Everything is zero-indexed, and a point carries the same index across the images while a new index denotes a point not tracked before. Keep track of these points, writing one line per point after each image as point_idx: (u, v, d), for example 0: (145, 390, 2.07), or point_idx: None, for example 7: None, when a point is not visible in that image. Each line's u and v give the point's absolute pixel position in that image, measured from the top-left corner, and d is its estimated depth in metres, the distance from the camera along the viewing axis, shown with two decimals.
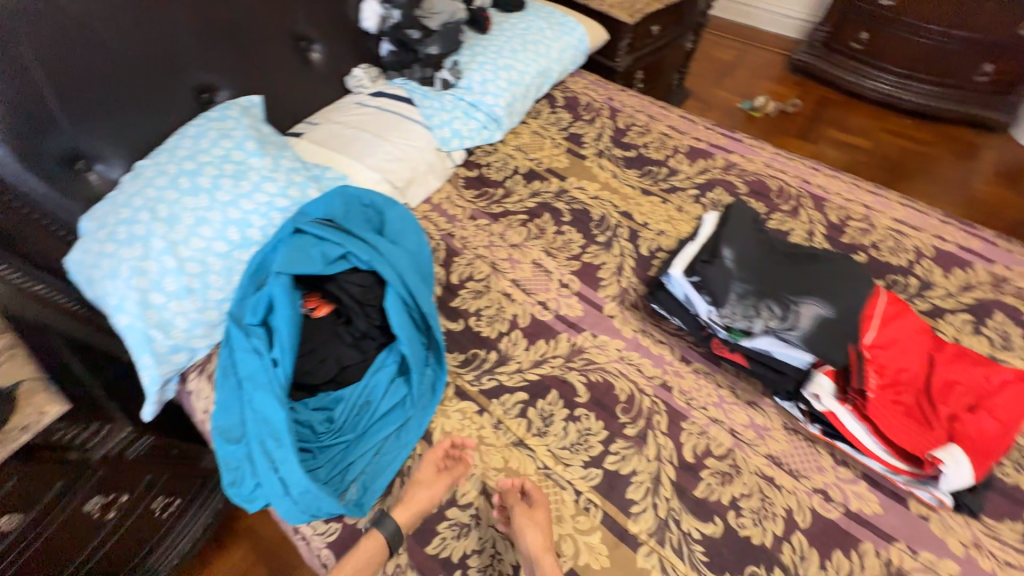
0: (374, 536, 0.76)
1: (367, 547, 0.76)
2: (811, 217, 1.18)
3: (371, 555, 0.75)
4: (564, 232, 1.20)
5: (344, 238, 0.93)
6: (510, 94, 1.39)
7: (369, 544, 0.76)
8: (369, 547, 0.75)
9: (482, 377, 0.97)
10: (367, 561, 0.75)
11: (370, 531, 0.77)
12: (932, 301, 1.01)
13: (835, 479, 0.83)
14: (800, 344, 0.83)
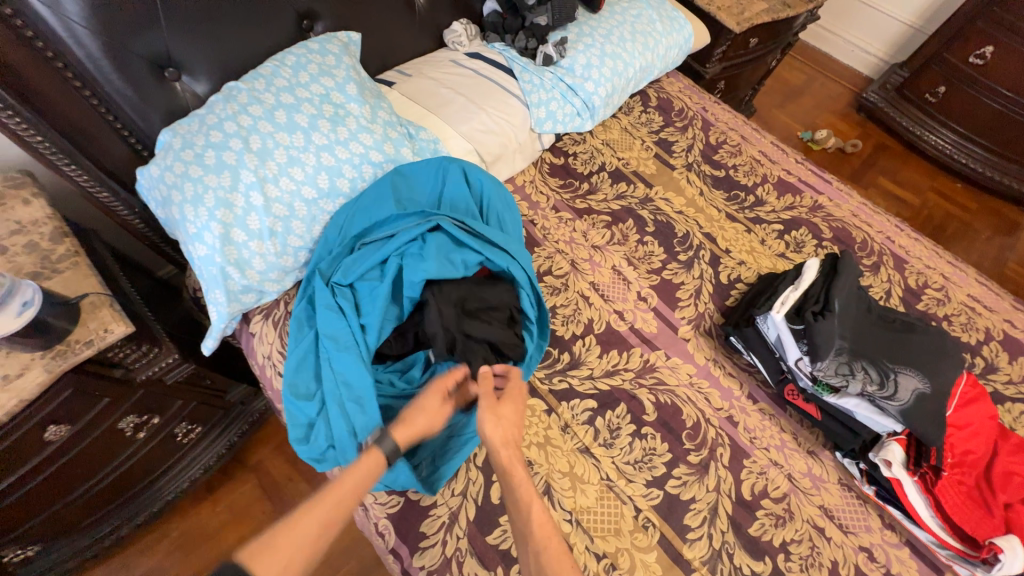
0: (373, 453, 0.73)
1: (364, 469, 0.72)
2: (891, 276, 1.17)
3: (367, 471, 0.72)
4: (645, 242, 1.17)
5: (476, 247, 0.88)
6: (611, 85, 1.32)
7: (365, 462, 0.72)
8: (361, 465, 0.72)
9: (554, 377, 0.96)
10: (362, 480, 0.71)
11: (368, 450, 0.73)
12: (995, 385, 1.03)
13: (881, 541, 0.86)
14: (896, 418, 0.84)
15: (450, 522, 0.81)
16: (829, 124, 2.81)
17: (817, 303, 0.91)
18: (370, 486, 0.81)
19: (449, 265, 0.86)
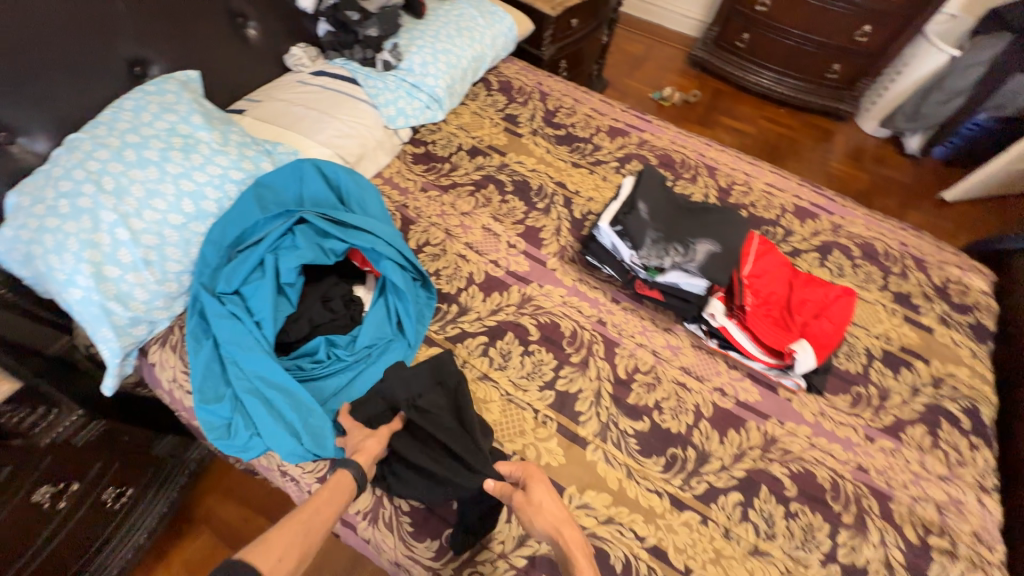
0: (342, 473, 0.79)
1: (336, 487, 0.77)
2: (706, 182, 1.43)
3: (342, 493, 0.77)
4: (508, 201, 1.34)
5: (345, 233, 0.99)
6: (450, 77, 1.49)
7: (337, 482, 0.78)
8: (334, 486, 0.77)
9: (447, 326, 1.09)
10: (334, 496, 0.76)
11: (338, 470, 0.80)
12: (792, 244, 1.31)
13: (729, 379, 1.07)
14: (698, 272, 1.05)
15: None
16: (672, 82, 3.23)
17: (625, 206, 1.11)
18: (301, 458, 0.88)
19: (321, 247, 0.98)
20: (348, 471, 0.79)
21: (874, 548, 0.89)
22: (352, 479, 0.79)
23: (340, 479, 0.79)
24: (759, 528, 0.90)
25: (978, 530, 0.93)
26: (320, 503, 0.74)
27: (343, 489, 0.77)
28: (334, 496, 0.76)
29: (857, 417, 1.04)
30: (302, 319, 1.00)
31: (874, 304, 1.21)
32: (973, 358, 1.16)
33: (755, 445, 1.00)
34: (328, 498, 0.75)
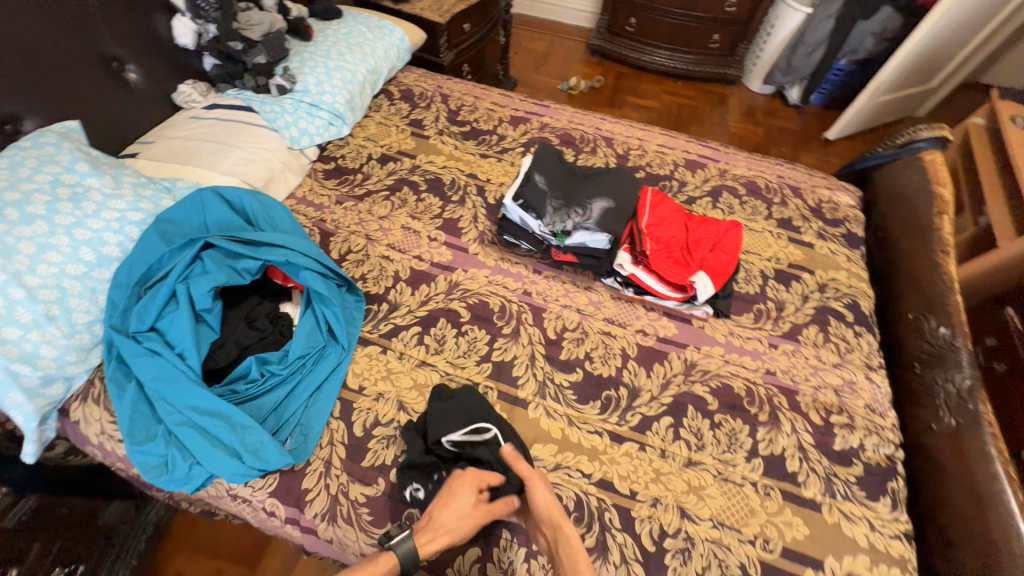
0: (389, 554, 0.75)
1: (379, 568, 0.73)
2: (605, 152, 1.56)
3: (384, 574, 0.74)
4: (423, 199, 1.40)
5: (256, 251, 1.02)
6: (347, 91, 1.53)
7: (380, 567, 0.74)
8: (378, 569, 0.73)
9: (379, 324, 1.13)
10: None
11: (386, 549, 0.75)
12: (687, 194, 1.45)
13: (648, 320, 1.18)
14: (597, 228, 1.16)
15: (325, 470, 0.93)
16: (576, 72, 3.41)
17: (524, 180, 1.20)
18: (246, 477, 0.88)
19: (233, 268, 1.01)
20: (400, 553, 0.75)
21: (788, 436, 1.01)
22: (399, 562, 0.74)
23: (387, 556, 0.75)
24: (690, 443, 1.00)
25: (870, 402, 1.07)
26: None
27: (385, 568, 0.74)
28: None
29: (760, 330, 1.17)
30: (227, 343, 1.00)
31: (762, 232, 1.37)
32: (849, 262, 1.33)
33: (678, 373, 1.10)
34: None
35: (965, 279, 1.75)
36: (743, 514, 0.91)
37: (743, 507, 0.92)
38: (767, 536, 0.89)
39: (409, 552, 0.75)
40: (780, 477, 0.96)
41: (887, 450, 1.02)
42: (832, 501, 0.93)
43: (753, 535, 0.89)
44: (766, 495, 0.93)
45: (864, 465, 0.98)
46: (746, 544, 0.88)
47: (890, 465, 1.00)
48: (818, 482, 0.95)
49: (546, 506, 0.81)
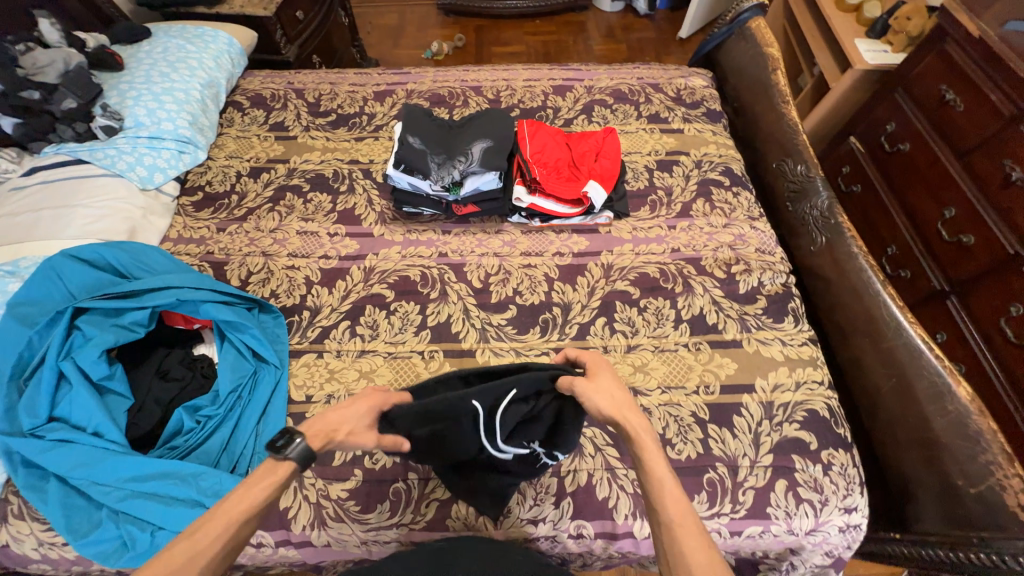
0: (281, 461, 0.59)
1: (271, 469, 0.59)
2: (477, 100, 1.56)
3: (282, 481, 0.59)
4: (311, 199, 1.34)
5: (139, 301, 0.94)
6: (188, 113, 1.40)
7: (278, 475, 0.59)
8: (277, 475, 0.59)
9: (307, 332, 1.10)
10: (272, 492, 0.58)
11: (279, 457, 0.59)
12: (564, 118, 1.50)
13: (561, 242, 1.24)
14: (483, 168, 1.18)
15: (299, 483, 0.92)
16: (435, 36, 3.31)
17: (399, 146, 1.18)
18: None
19: (119, 326, 0.93)
20: (296, 459, 0.59)
21: (702, 297, 1.13)
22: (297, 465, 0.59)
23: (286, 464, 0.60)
24: (626, 332, 1.09)
25: (760, 246, 1.23)
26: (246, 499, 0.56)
27: (283, 476, 0.59)
28: (269, 486, 0.58)
29: (658, 218, 1.28)
30: (146, 404, 0.93)
31: (636, 132, 1.46)
32: (715, 135, 1.46)
33: (599, 278, 1.18)
34: (260, 491, 0.57)
35: (816, 124, 1.99)
36: (683, 373, 1.03)
37: (682, 367, 1.04)
38: (706, 382, 1.02)
39: (304, 453, 0.60)
40: (705, 331, 1.08)
41: (781, 280, 1.18)
42: (749, 335, 1.07)
43: (695, 386, 1.01)
44: (697, 350, 1.06)
45: (767, 297, 1.14)
46: (692, 396, 1.00)
47: (786, 290, 1.16)
48: (734, 324, 1.09)
49: (607, 392, 0.68)
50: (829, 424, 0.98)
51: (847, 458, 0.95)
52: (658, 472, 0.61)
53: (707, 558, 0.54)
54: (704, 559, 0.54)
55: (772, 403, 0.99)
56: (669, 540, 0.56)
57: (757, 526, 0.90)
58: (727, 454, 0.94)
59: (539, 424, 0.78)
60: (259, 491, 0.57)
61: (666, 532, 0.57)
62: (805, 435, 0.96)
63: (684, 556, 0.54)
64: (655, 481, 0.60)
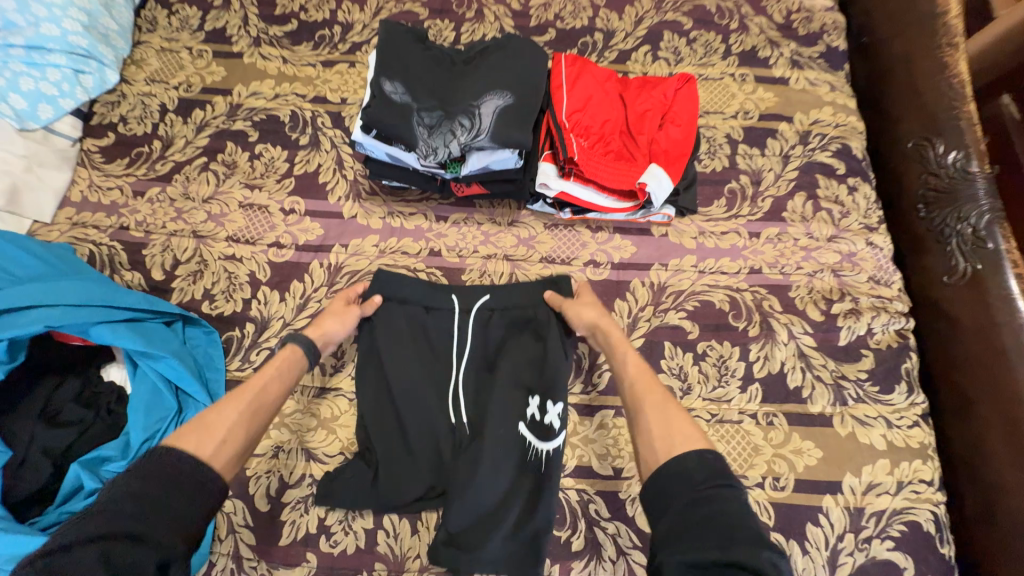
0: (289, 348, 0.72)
1: (286, 359, 0.71)
2: (496, 12, 1.08)
3: (290, 363, 0.71)
4: (259, 154, 0.97)
5: None
6: (79, 8, 0.97)
7: (285, 356, 0.71)
8: (280, 360, 0.70)
9: (250, 355, 0.83)
10: (286, 373, 0.69)
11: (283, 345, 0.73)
12: (618, 48, 1.05)
13: (597, 246, 0.90)
14: (494, 143, 0.78)
15: (236, 565, 0.72)
16: None
17: (368, 96, 0.78)
18: None
19: None
20: (298, 345, 0.72)
21: (785, 347, 0.82)
22: (303, 350, 0.72)
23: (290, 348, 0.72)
24: (674, 389, 0.81)
25: (875, 274, 0.88)
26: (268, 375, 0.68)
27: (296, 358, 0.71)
28: (288, 368, 0.70)
29: (737, 219, 0.91)
30: (30, 458, 0.70)
31: (721, 79, 1.02)
32: (835, 92, 1.02)
33: (646, 305, 0.86)
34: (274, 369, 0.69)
35: None
36: (746, 456, 0.77)
37: (745, 448, 0.77)
38: (776, 473, 0.76)
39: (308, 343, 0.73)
40: (783, 398, 0.79)
41: (898, 326, 0.85)
42: (843, 410, 0.79)
43: (760, 477, 0.75)
44: (769, 426, 0.78)
45: (875, 354, 0.82)
46: (754, 490, 0.75)
47: (902, 343, 0.84)
48: (826, 392, 0.79)
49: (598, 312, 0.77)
50: (932, 543, 0.74)
51: None
52: (626, 366, 0.71)
53: (674, 424, 0.62)
54: (671, 425, 0.62)
55: (861, 510, 0.74)
56: (636, 413, 0.66)
57: None
58: None
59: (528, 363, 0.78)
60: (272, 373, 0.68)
61: (635, 410, 0.66)
62: (898, 559, 0.72)
63: (647, 419, 0.64)
64: (623, 372, 0.70)
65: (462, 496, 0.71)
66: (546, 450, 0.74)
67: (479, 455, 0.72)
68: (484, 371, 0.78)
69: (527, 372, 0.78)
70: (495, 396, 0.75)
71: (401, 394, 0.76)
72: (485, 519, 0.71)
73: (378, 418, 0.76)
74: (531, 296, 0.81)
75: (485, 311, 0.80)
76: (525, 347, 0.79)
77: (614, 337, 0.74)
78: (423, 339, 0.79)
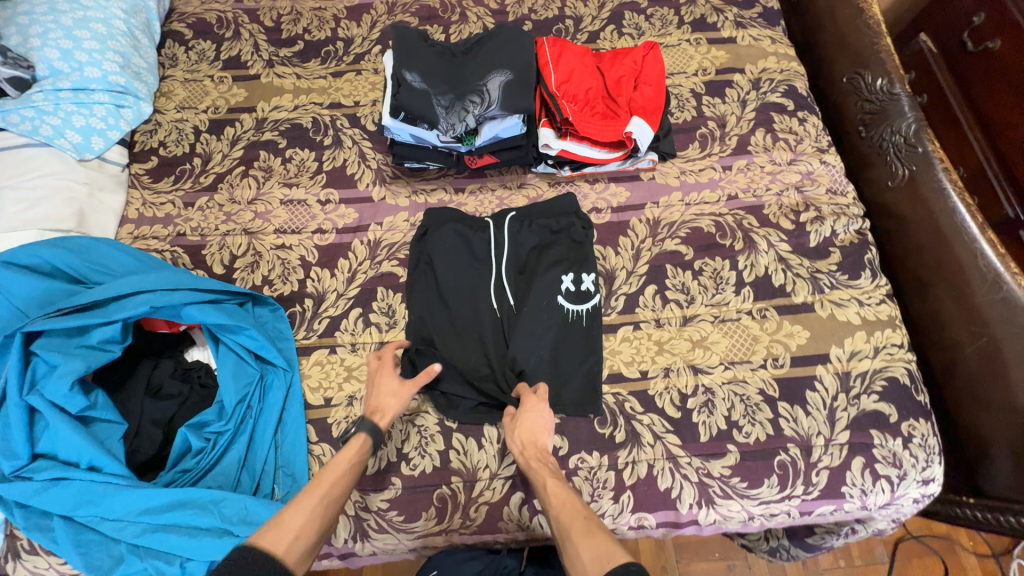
0: (357, 437, 0.77)
1: (353, 449, 0.75)
2: (478, 13, 1.23)
3: (357, 454, 0.75)
4: (290, 157, 1.10)
5: (104, 316, 0.77)
6: (114, 52, 1.09)
7: (351, 444, 0.76)
8: (349, 451, 0.75)
9: (313, 325, 0.94)
10: (353, 459, 0.74)
11: (352, 433, 0.77)
12: (588, 30, 1.21)
13: (596, 195, 1.04)
14: (504, 111, 0.93)
15: None
16: None
17: (392, 87, 0.93)
18: None
19: (88, 348, 0.77)
20: (364, 432, 0.77)
21: (766, 254, 0.97)
22: (369, 439, 0.77)
23: (356, 438, 0.77)
24: (680, 301, 0.95)
25: (831, 186, 1.04)
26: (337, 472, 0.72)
27: (359, 448, 0.75)
28: (355, 457, 0.75)
29: (710, 157, 1.07)
30: (143, 428, 0.81)
31: (679, 45, 1.19)
32: (776, 44, 1.19)
33: (645, 237, 1.01)
34: (343, 464, 0.73)
35: None
36: (748, 345, 0.91)
37: (746, 338, 0.91)
38: (775, 354, 0.90)
39: (372, 430, 0.77)
40: (771, 295, 0.94)
41: (857, 226, 1.01)
42: (822, 297, 0.94)
43: (762, 359, 0.90)
44: (763, 318, 0.93)
45: (841, 250, 0.98)
46: (759, 370, 0.89)
47: (862, 239, 1.00)
48: (805, 285, 0.95)
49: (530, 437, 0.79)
50: (910, 392, 0.88)
51: (928, 428, 0.86)
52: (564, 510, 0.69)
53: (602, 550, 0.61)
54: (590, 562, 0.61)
55: (848, 373, 0.89)
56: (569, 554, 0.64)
57: (830, 505, 0.84)
58: (800, 434, 0.85)
59: (554, 259, 0.97)
60: (341, 466, 0.73)
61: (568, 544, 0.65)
62: (884, 408, 0.87)
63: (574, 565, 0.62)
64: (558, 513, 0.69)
65: (524, 355, 0.89)
66: (588, 309, 0.94)
67: (531, 323, 0.91)
68: (518, 272, 0.97)
69: (561, 264, 0.96)
70: (538, 284, 0.94)
71: (454, 297, 0.95)
72: (546, 369, 0.90)
73: (436, 319, 0.94)
74: (553, 212, 1.01)
75: (515, 224, 1.00)
76: (552, 246, 0.99)
77: (535, 465, 0.76)
78: (468, 253, 0.98)
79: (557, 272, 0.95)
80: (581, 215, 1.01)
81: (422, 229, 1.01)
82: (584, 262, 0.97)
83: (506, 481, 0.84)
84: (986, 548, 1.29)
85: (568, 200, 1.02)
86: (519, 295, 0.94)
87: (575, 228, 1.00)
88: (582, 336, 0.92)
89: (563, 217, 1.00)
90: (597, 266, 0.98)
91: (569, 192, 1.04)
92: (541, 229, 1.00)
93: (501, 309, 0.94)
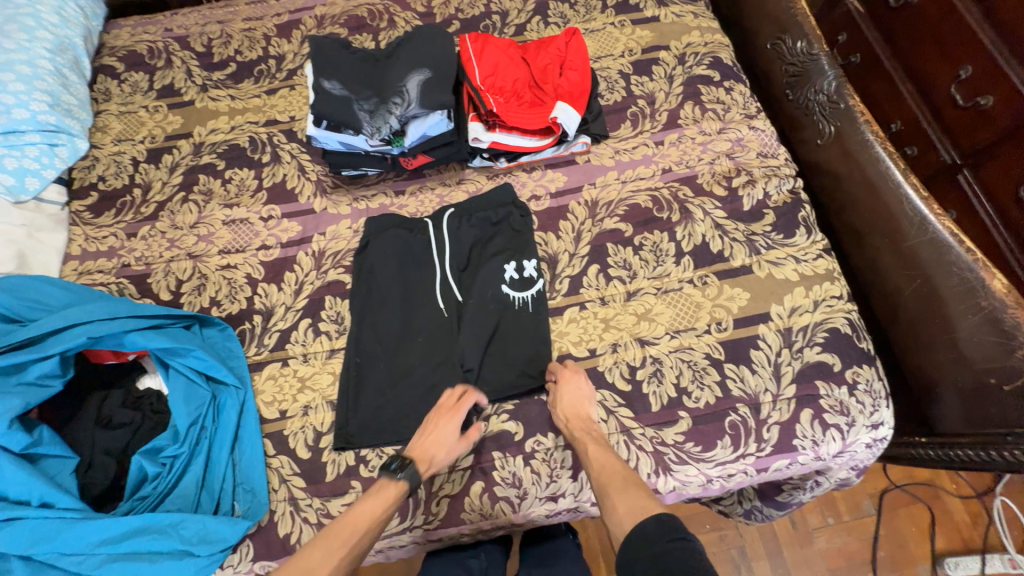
0: (395, 483, 0.76)
1: (381, 494, 0.75)
2: (404, 18, 1.25)
3: (390, 497, 0.75)
4: (230, 178, 1.11)
5: (38, 351, 0.77)
6: (42, 92, 1.09)
7: (384, 488, 0.76)
8: (384, 495, 0.75)
9: (263, 340, 0.95)
10: (381, 503, 0.75)
11: (388, 471, 0.77)
12: (514, 24, 1.23)
13: (534, 182, 1.06)
14: (425, 110, 0.94)
15: (294, 507, 0.83)
16: None
17: (314, 96, 0.94)
18: (217, 562, 0.78)
19: (27, 385, 0.77)
20: (405, 477, 0.76)
21: (702, 222, 0.99)
22: (406, 485, 0.76)
23: (393, 482, 0.76)
24: (623, 277, 0.97)
25: (761, 150, 1.07)
26: (362, 519, 0.73)
27: (393, 491, 0.76)
28: (385, 499, 0.75)
29: (643, 134, 1.09)
30: (95, 459, 0.81)
31: (604, 29, 1.21)
32: (698, 18, 1.21)
33: (585, 219, 1.02)
34: (374, 507, 0.74)
35: None
36: (691, 312, 0.93)
37: (690, 306, 0.93)
38: (718, 318, 0.92)
39: (409, 475, 0.76)
40: (711, 261, 0.96)
41: (789, 185, 1.03)
42: (759, 258, 0.96)
43: (706, 324, 0.92)
44: (705, 284, 0.94)
45: (775, 211, 1.00)
46: (703, 336, 0.91)
47: (795, 198, 1.02)
48: (742, 248, 0.97)
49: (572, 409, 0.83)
50: (852, 341, 0.90)
51: (872, 373, 0.88)
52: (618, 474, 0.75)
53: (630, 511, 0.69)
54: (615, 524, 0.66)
55: (790, 329, 0.90)
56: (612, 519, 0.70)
57: (784, 459, 0.85)
58: (748, 393, 0.87)
59: (496, 250, 0.98)
60: (371, 513, 0.73)
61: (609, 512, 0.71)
62: (828, 358, 0.89)
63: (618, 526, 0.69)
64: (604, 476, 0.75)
65: (475, 348, 0.91)
66: (533, 294, 0.95)
67: (477, 315, 0.93)
68: (462, 268, 0.98)
69: (503, 254, 0.98)
70: (480, 276, 0.96)
71: (402, 299, 0.96)
72: (497, 359, 0.91)
73: (385, 325, 0.94)
74: (493, 205, 1.02)
75: (454, 220, 1.01)
76: (493, 238, 1.00)
77: (579, 434, 0.80)
78: (410, 255, 0.99)
79: (500, 262, 0.97)
80: (519, 204, 1.03)
81: (365, 236, 1.02)
82: (524, 248, 0.99)
83: (465, 472, 0.85)
84: (968, 490, 1.31)
85: (505, 190, 1.03)
86: (464, 290, 0.96)
87: (514, 217, 1.01)
88: (530, 321, 0.93)
89: (501, 208, 1.02)
90: (539, 252, 0.99)
91: (506, 184, 1.05)
92: (481, 221, 1.01)
93: (447, 306, 0.95)
